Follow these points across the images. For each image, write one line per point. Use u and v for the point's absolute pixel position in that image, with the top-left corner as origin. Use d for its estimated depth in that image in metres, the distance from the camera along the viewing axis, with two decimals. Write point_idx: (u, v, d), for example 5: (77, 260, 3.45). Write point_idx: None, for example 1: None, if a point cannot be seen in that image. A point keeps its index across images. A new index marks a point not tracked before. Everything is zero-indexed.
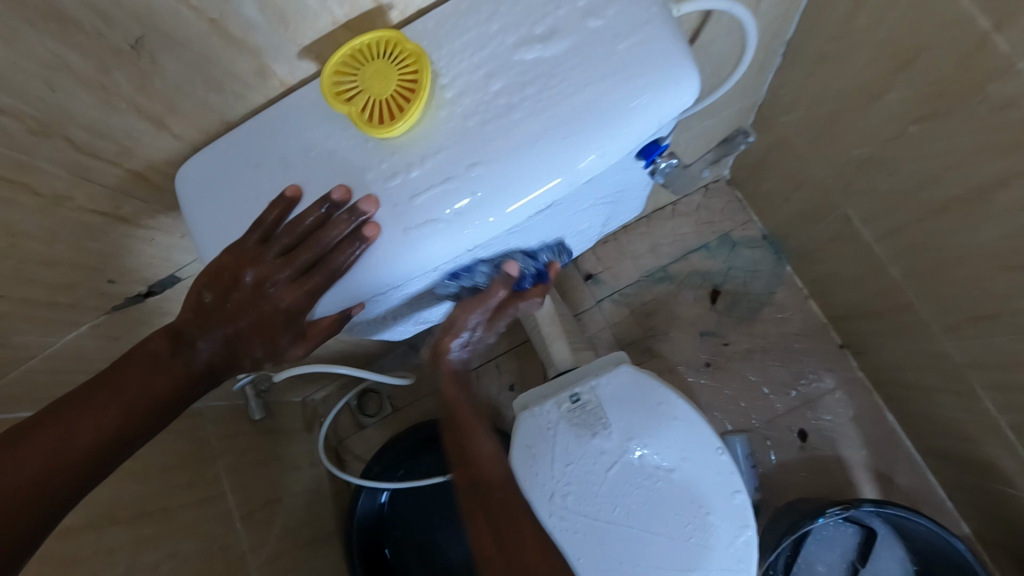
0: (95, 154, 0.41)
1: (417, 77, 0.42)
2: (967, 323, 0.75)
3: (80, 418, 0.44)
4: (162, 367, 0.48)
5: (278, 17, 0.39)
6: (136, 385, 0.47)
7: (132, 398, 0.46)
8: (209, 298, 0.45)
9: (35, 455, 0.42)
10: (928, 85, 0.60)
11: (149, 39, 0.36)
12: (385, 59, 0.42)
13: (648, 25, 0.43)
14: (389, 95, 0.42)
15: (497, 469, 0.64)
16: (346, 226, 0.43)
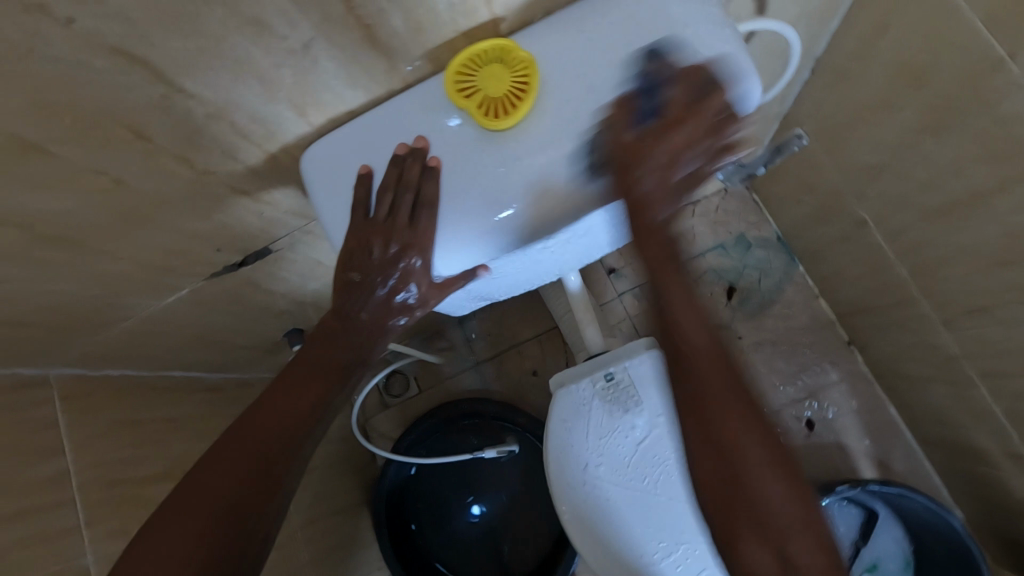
0: (244, 134, 0.49)
1: (526, 79, 0.50)
2: (966, 317, 0.83)
3: (254, 427, 0.57)
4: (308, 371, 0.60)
5: (416, 25, 0.46)
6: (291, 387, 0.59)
7: (291, 396, 0.59)
8: (355, 276, 0.57)
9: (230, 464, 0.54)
10: (942, 102, 0.68)
11: (314, 41, 0.43)
12: (500, 63, 0.51)
13: (713, 48, 0.52)
14: (503, 94, 0.51)
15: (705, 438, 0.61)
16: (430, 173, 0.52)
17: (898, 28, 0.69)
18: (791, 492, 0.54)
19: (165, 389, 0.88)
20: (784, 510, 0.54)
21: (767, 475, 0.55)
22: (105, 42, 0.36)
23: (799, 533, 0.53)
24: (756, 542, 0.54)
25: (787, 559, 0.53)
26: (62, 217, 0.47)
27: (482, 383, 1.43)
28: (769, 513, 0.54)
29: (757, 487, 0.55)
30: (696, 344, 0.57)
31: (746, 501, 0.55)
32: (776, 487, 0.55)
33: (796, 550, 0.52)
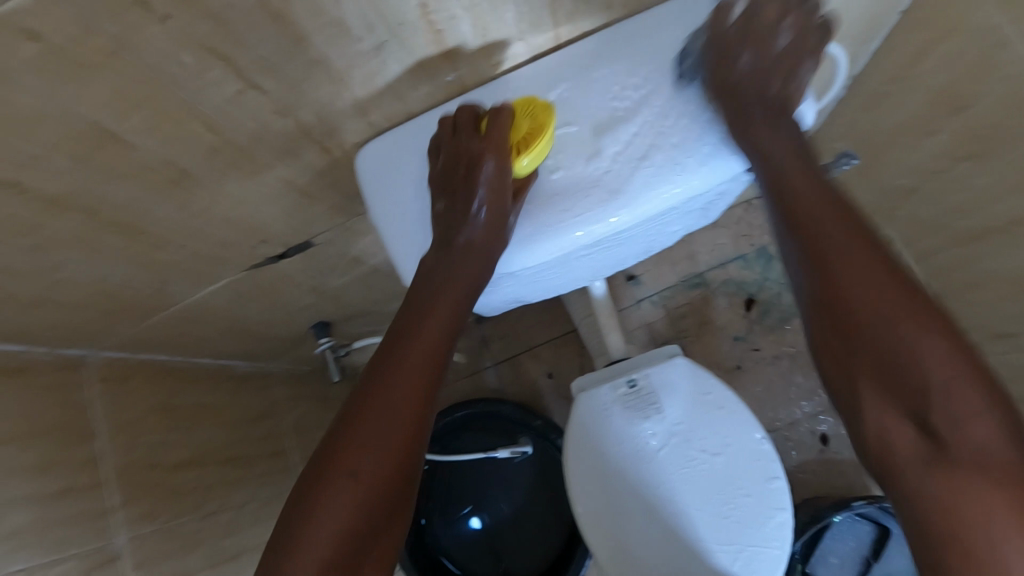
0: (307, 130, 0.50)
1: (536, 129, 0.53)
2: (993, 340, 0.83)
3: (391, 374, 0.52)
4: (428, 323, 0.56)
5: (483, 30, 0.49)
6: (412, 340, 0.54)
7: (416, 346, 0.54)
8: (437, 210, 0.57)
9: (371, 423, 0.50)
10: (980, 128, 0.69)
11: (387, 43, 0.45)
12: (524, 117, 0.54)
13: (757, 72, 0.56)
14: (514, 140, 0.53)
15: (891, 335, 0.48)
16: (495, 127, 0.53)
17: (937, 54, 0.70)
18: (918, 319, 0.48)
19: (197, 376, 0.90)
20: (916, 315, 0.48)
21: (899, 313, 0.48)
22: (195, 41, 0.37)
23: (960, 385, 0.45)
24: (881, 405, 0.48)
25: (932, 430, 0.46)
26: (129, 206, 0.49)
27: (497, 384, 1.44)
28: (925, 361, 0.46)
29: (862, 260, 0.51)
30: (825, 228, 0.53)
31: (886, 357, 0.48)
32: (934, 343, 0.47)
33: (957, 417, 0.45)
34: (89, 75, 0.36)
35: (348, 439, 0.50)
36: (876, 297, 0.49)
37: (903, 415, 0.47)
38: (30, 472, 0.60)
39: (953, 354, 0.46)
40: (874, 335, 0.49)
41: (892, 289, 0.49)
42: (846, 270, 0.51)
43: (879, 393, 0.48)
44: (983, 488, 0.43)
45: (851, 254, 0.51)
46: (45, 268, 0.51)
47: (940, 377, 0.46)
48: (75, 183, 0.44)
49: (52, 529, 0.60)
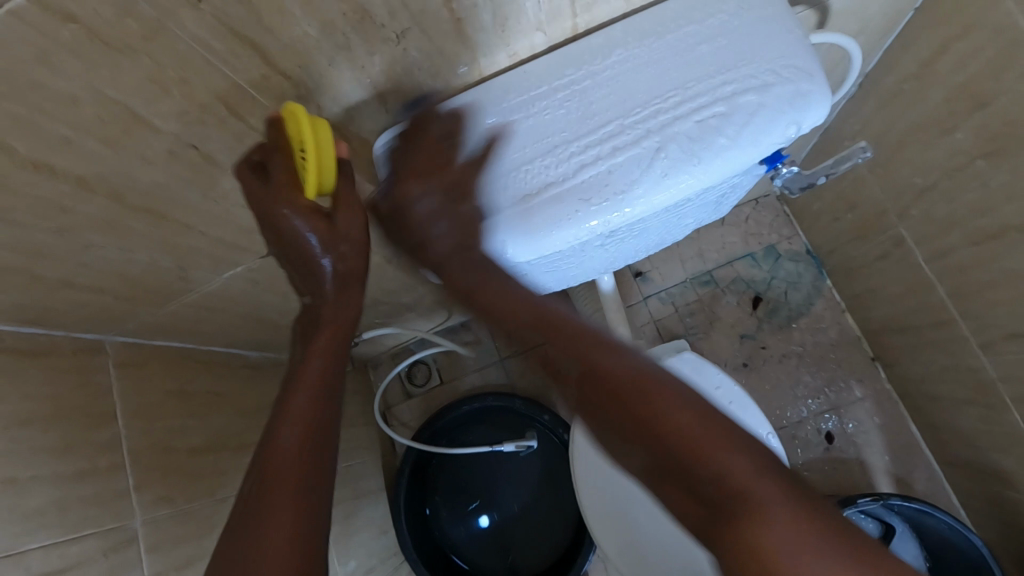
0: (327, 117, 0.51)
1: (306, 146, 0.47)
2: (1005, 340, 0.83)
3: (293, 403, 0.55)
4: (311, 365, 0.57)
5: (501, 19, 0.50)
6: (301, 386, 0.55)
7: (306, 392, 0.55)
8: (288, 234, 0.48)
9: (281, 474, 0.51)
10: (999, 125, 0.69)
11: (409, 31, 0.46)
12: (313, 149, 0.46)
13: (782, 58, 0.54)
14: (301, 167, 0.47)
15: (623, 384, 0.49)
16: (278, 166, 0.47)
17: (956, 51, 0.70)
18: (650, 383, 0.49)
19: (211, 363, 0.91)
20: (614, 378, 0.49)
21: (620, 373, 0.50)
22: (226, 23, 0.38)
23: (724, 448, 0.44)
24: (672, 489, 0.45)
25: (707, 496, 0.43)
26: (154, 189, 0.50)
27: (505, 378, 1.45)
28: (665, 417, 0.46)
29: (593, 342, 0.53)
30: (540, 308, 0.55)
31: (666, 442, 0.45)
32: (676, 405, 0.47)
33: (726, 478, 0.43)
34: (120, 56, 0.37)
35: (260, 500, 0.49)
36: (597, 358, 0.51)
37: (694, 487, 0.44)
38: (51, 452, 0.60)
39: (677, 404, 0.47)
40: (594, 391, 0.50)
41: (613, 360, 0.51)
42: (597, 350, 0.52)
43: (676, 486, 0.45)
44: (784, 530, 0.40)
45: (558, 322, 0.54)
46: (70, 250, 0.52)
47: (703, 441, 0.45)
48: (105, 164, 0.44)
49: (73, 508, 0.61)
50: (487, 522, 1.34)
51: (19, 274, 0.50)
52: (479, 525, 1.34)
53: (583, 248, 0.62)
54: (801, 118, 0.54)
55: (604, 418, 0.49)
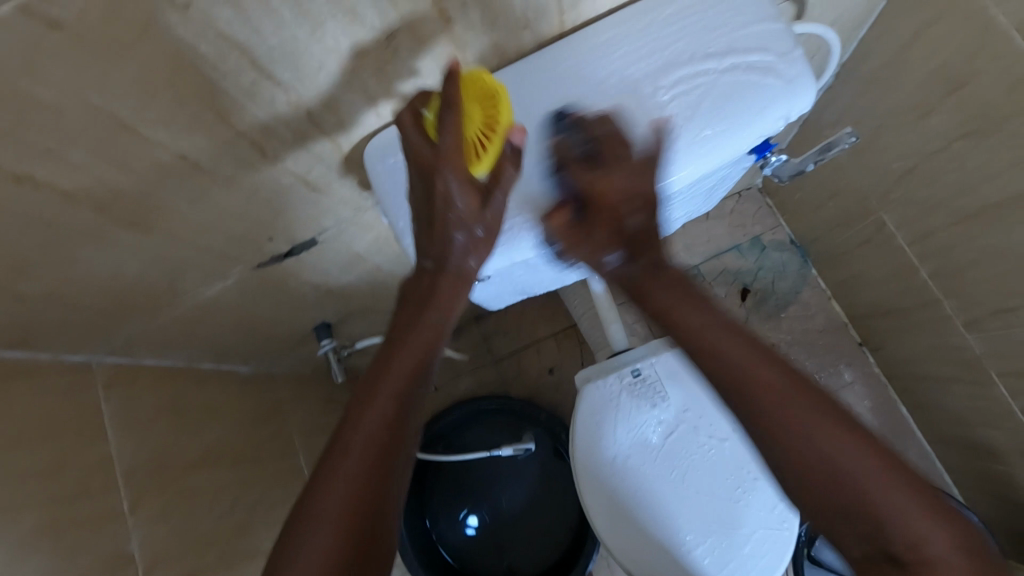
0: (317, 123, 0.51)
1: (496, 116, 0.51)
2: (991, 316, 0.84)
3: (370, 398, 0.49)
4: (386, 383, 0.50)
5: (489, 20, 0.50)
6: (371, 402, 0.49)
7: (378, 409, 0.48)
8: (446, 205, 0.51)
9: (337, 498, 0.44)
10: (972, 108, 0.70)
11: (398, 34, 0.45)
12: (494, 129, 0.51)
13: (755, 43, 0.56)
14: (473, 135, 0.51)
15: (804, 403, 0.47)
16: (447, 131, 0.48)
17: (928, 37, 0.71)
18: (822, 422, 0.46)
19: (202, 379, 0.90)
20: (819, 442, 0.46)
21: (793, 407, 0.47)
22: (216, 29, 0.37)
23: (901, 502, 0.44)
24: (822, 511, 0.46)
25: (895, 555, 0.43)
26: (145, 200, 0.49)
27: (500, 381, 1.43)
28: (839, 467, 0.45)
29: (739, 372, 0.49)
30: (701, 336, 0.51)
31: (830, 472, 0.45)
32: (847, 443, 0.45)
33: (918, 543, 0.43)
34: (107, 65, 0.36)
35: (315, 521, 0.43)
36: (767, 378, 0.48)
37: (859, 538, 0.45)
38: (40, 476, 0.59)
39: (866, 462, 0.45)
40: (780, 415, 0.47)
41: (781, 377, 0.48)
42: (764, 370, 0.49)
43: (838, 522, 0.46)
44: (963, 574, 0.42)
45: (736, 369, 0.49)
46: (58, 267, 0.51)
47: (901, 506, 0.43)
48: (94, 176, 0.44)
49: (66, 533, 0.59)
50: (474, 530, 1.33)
51: (3, 294, 0.49)
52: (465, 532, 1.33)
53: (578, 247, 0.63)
54: (777, 104, 0.55)
55: (769, 456, 0.48)
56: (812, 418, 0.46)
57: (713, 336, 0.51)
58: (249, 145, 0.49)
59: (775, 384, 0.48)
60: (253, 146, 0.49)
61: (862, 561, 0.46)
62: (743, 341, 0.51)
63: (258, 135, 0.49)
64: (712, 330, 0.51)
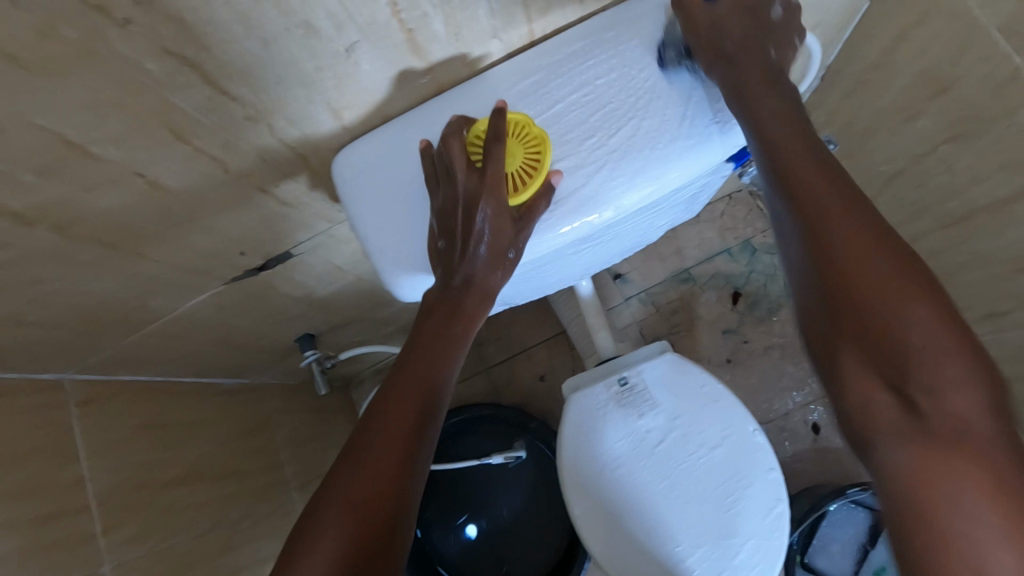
0: (280, 136, 0.50)
1: (539, 154, 0.52)
2: (981, 319, 0.83)
3: (387, 405, 0.52)
4: (402, 395, 0.52)
5: (454, 30, 0.49)
6: (386, 408, 0.51)
7: (393, 417, 0.51)
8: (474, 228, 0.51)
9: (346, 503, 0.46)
10: (954, 112, 0.68)
11: (358, 45, 0.44)
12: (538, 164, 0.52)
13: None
14: (514, 168, 0.52)
15: (890, 261, 0.43)
16: (496, 159, 0.50)
17: (909, 39, 0.70)
18: (885, 269, 0.43)
19: (183, 394, 0.88)
20: (872, 276, 0.43)
21: (881, 265, 0.43)
22: (163, 45, 0.36)
23: (939, 354, 0.40)
24: (867, 369, 0.42)
25: (915, 406, 0.41)
26: (105, 218, 0.48)
27: (491, 388, 1.42)
28: (903, 333, 0.41)
29: (826, 214, 0.45)
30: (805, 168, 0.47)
31: (891, 334, 0.41)
32: (924, 320, 0.41)
33: (956, 424, 0.39)
34: (49, 85, 0.35)
35: (323, 532, 0.45)
36: (857, 230, 0.44)
37: (890, 401, 0.42)
38: (9, 499, 0.57)
39: (937, 344, 0.40)
40: (865, 264, 0.43)
41: (881, 239, 0.44)
42: (853, 215, 0.45)
43: (863, 360, 0.43)
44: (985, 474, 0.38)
45: (822, 207, 0.45)
46: (18, 290, 0.49)
47: (949, 393, 0.40)
48: (46, 197, 0.42)
49: (34, 557, 0.58)
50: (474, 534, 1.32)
51: None
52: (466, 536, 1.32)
53: (559, 257, 0.61)
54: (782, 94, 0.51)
55: (811, 287, 0.45)
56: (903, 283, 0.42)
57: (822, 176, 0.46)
58: (210, 161, 0.48)
59: (865, 234, 0.44)
60: (214, 161, 0.48)
61: (879, 425, 0.42)
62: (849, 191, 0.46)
63: (218, 150, 0.47)
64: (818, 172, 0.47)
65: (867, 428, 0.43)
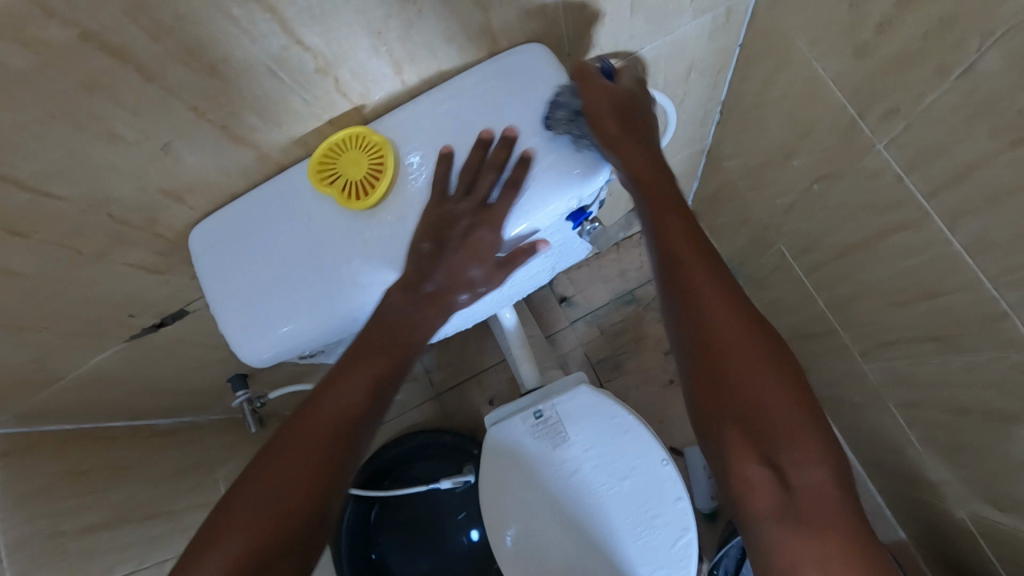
0: (124, 222, 0.52)
1: (383, 161, 0.52)
2: (876, 347, 0.83)
3: (317, 397, 0.50)
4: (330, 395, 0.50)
5: (273, 120, 0.49)
6: (312, 406, 0.49)
7: (320, 422, 0.48)
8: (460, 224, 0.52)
9: (257, 503, 0.44)
10: (822, 154, 0.69)
11: (173, 143, 0.46)
12: (378, 171, 0.52)
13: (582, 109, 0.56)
14: (358, 177, 0.52)
15: (742, 327, 0.48)
16: (506, 197, 0.52)
17: (777, 83, 0.71)
18: (766, 354, 0.47)
19: (115, 436, 0.91)
20: (731, 348, 0.47)
21: (738, 330, 0.48)
22: None
23: (806, 440, 0.44)
24: (750, 450, 0.45)
25: (784, 479, 0.44)
26: None
27: (442, 414, 1.43)
28: (767, 409, 0.45)
29: (697, 288, 0.49)
30: (680, 246, 0.51)
31: (761, 411, 0.45)
32: (778, 395, 0.45)
33: (809, 490, 0.43)
34: None
35: (235, 536, 0.43)
36: (713, 305, 0.49)
37: (752, 470, 0.45)
38: None
39: (786, 414, 0.45)
40: (728, 338, 0.48)
41: (733, 307, 0.49)
42: (710, 286, 0.49)
43: (742, 436, 0.45)
44: (840, 537, 0.42)
45: (690, 279, 0.49)
46: None
47: (804, 461, 0.44)
48: None
49: None
50: (474, 535, 1.35)
51: None
52: (467, 539, 1.34)
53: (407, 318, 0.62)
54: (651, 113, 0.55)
55: (699, 359, 0.48)
56: (752, 357, 0.47)
57: (675, 252, 0.51)
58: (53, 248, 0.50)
59: (720, 308, 0.49)
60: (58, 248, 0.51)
61: (757, 503, 0.44)
62: (710, 266, 0.50)
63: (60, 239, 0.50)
64: (692, 246, 0.51)
65: (748, 502, 0.45)
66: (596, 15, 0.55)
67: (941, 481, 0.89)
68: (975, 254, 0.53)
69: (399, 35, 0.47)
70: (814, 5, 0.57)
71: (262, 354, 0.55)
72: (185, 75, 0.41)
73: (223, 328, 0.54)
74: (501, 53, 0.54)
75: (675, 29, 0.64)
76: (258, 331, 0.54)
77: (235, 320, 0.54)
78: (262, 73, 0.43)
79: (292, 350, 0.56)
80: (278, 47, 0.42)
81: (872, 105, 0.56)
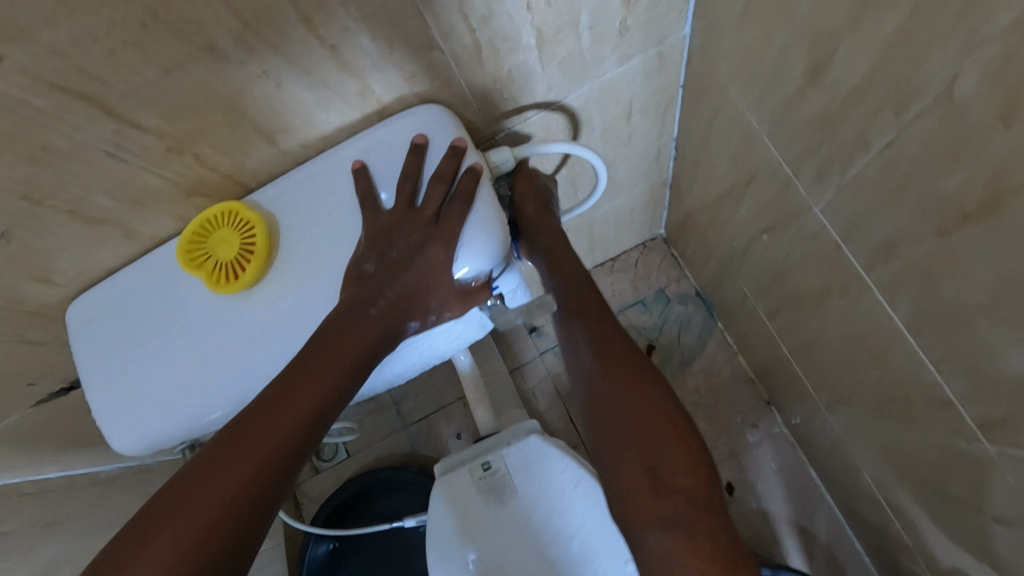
0: None
1: (254, 242, 0.48)
2: (840, 401, 0.77)
3: (270, 403, 0.43)
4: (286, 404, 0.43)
5: (131, 198, 0.45)
6: (263, 414, 0.42)
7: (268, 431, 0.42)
8: (400, 234, 0.46)
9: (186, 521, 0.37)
10: (767, 204, 0.63)
11: (14, 231, 0.42)
12: (249, 252, 0.48)
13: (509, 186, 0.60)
14: (229, 259, 0.48)
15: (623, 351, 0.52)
16: (459, 214, 0.46)
17: (719, 127, 0.65)
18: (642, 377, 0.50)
19: None
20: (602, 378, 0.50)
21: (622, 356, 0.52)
22: None
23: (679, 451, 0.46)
24: (629, 457, 0.46)
25: (659, 481, 0.45)
26: None
27: (408, 447, 1.38)
28: (642, 421, 0.47)
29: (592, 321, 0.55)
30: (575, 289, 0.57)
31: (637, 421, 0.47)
32: (656, 411, 0.48)
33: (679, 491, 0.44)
34: None
35: (185, 517, 0.37)
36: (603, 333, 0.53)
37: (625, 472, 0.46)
38: None
39: (656, 425, 0.47)
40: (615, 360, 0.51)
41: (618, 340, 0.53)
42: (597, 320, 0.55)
43: (618, 442, 0.47)
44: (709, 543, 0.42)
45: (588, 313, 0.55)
46: None
47: (679, 467, 0.45)
48: None
49: None
50: None
51: None
52: None
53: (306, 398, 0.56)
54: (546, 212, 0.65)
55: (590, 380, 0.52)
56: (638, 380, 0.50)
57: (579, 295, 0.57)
58: None
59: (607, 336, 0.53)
60: None
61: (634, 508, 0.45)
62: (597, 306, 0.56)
63: None
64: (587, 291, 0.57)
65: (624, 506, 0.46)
66: (498, 70, 0.51)
67: (918, 545, 0.80)
68: (915, 334, 0.47)
69: (260, 107, 0.42)
70: (740, 54, 0.52)
71: (134, 441, 0.50)
72: (3, 166, 0.37)
73: (94, 407, 0.50)
74: (408, 110, 0.49)
75: (600, 75, 0.59)
76: (133, 415, 0.50)
77: (109, 404, 0.50)
78: (98, 157, 0.39)
79: (167, 436, 0.50)
80: (111, 131, 0.38)
81: (804, 164, 0.51)
